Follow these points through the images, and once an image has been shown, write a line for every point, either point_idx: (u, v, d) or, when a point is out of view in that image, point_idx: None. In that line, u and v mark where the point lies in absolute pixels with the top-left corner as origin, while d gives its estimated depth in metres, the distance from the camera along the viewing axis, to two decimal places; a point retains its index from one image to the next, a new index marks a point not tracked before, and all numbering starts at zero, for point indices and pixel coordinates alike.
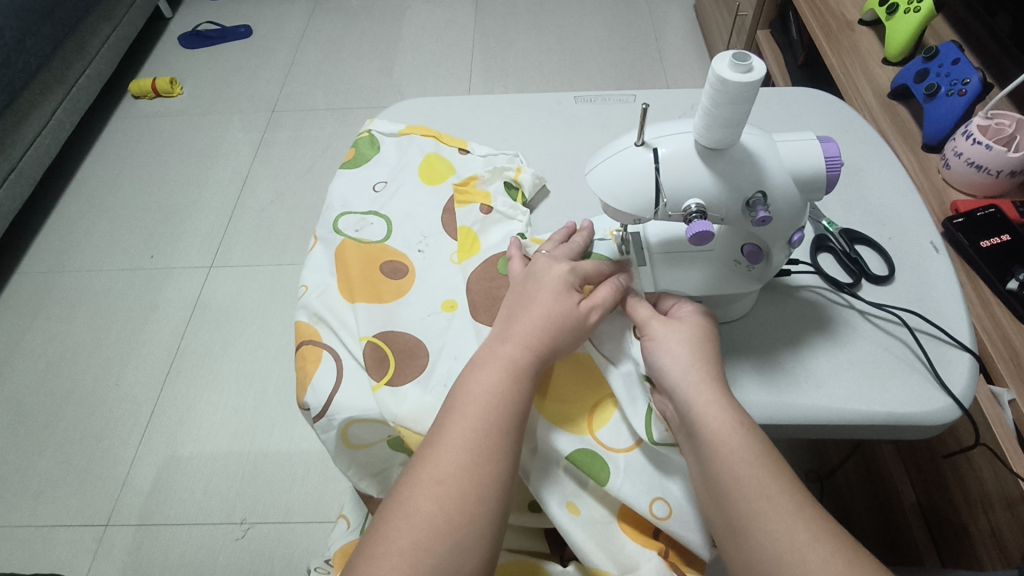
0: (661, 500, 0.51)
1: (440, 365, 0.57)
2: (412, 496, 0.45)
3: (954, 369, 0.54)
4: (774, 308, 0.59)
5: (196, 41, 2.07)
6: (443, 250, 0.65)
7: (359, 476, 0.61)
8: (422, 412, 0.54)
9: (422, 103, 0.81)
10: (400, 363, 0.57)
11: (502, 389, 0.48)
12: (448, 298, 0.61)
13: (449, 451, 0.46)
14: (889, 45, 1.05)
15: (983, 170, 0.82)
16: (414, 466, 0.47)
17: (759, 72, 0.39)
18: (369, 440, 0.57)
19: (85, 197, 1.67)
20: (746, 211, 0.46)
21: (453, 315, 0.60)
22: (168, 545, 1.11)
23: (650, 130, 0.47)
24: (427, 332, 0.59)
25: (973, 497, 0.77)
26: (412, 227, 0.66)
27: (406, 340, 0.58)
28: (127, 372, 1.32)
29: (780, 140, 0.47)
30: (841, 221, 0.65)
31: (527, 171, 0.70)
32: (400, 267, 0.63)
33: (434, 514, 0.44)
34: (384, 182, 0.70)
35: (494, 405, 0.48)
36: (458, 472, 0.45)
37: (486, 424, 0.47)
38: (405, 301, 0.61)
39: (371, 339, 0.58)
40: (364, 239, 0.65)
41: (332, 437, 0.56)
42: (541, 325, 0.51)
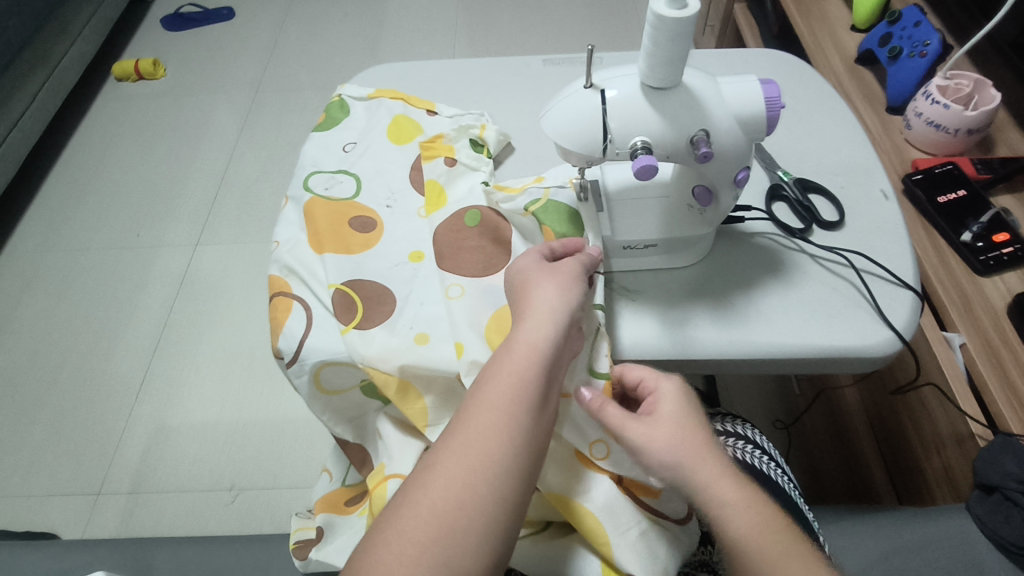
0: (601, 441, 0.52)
1: (407, 311, 0.59)
2: (437, 468, 0.44)
3: (897, 306, 0.56)
4: (728, 254, 0.61)
5: (179, 22, 2.06)
6: (410, 205, 0.67)
7: (335, 423, 0.64)
8: (388, 352, 0.56)
9: (393, 67, 0.83)
10: (367, 309, 0.59)
11: (529, 360, 0.48)
12: (415, 249, 0.63)
13: (479, 419, 0.46)
14: (856, 11, 1.07)
15: (942, 129, 0.85)
16: (441, 439, 0.46)
17: (693, 9, 0.41)
18: (342, 385, 0.60)
19: (70, 177, 1.67)
20: (690, 149, 0.48)
21: (419, 265, 0.62)
22: (159, 512, 1.14)
23: (600, 75, 0.49)
24: (394, 281, 0.61)
25: (925, 436, 0.79)
26: (380, 184, 0.68)
27: (374, 287, 0.60)
28: (116, 346, 1.34)
29: (723, 82, 0.49)
30: (798, 171, 0.67)
31: (491, 128, 0.72)
32: (369, 222, 0.65)
33: (463, 481, 0.44)
34: (354, 143, 0.72)
35: (521, 367, 0.48)
36: (489, 443, 0.45)
37: (518, 383, 0.47)
38: (373, 253, 0.63)
39: (339, 287, 0.60)
40: (333, 197, 0.67)
41: (304, 381, 0.59)
42: (558, 298, 0.51)
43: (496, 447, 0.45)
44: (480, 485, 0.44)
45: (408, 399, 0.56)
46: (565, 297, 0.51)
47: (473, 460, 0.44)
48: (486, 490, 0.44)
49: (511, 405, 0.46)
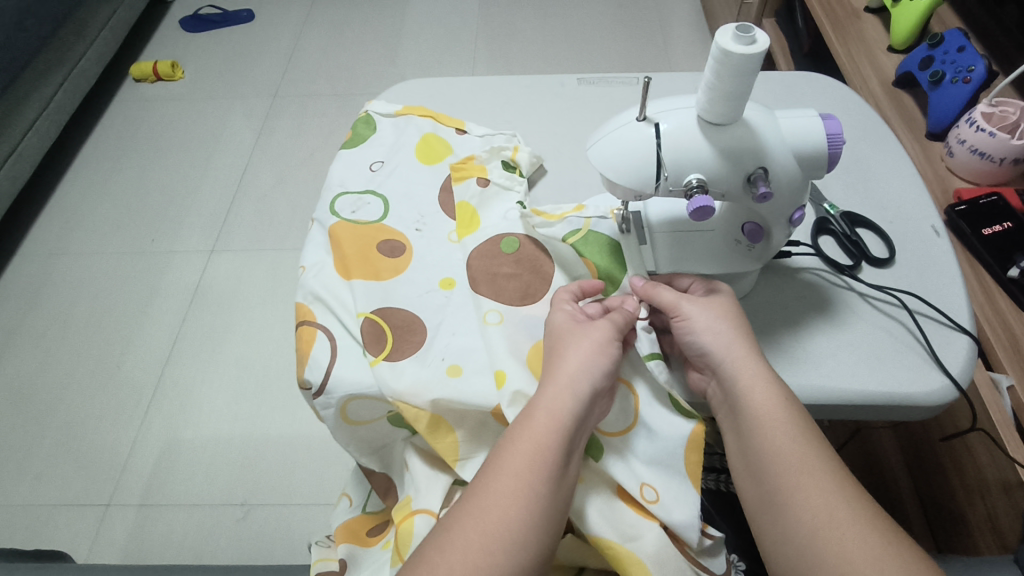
0: (648, 485, 0.50)
1: (438, 341, 0.57)
2: (444, 555, 0.43)
3: (953, 350, 0.54)
4: (773, 290, 0.59)
5: (198, 25, 2.06)
6: (441, 229, 0.65)
7: (361, 453, 0.62)
8: (420, 386, 0.53)
9: (423, 84, 0.81)
10: (396, 339, 0.57)
11: (549, 441, 0.46)
12: (446, 276, 0.61)
13: (492, 503, 0.44)
14: (894, 32, 1.04)
15: (986, 157, 0.82)
16: (452, 517, 0.45)
17: (763, 46, 0.39)
18: (368, 416, 0.58)
19: (86, 180, 1.66)
20: (747, 187, 0.47)
21: (451, 293, 0.60)
22: (169, 526, 1.12)
23: (651, 106, 0.47)
24: (424, 309, 0.59)
25: (971, 484, 0.78)
26: (409, 206, 0.66)
27: (404, 316, 0.58)
28: (129, 354, 1.32)
29: (781, 116, 0.47)
30: (843, 204, 0.64)
31: (524, 150, 0.70)
32: (397, 246, 0.63)
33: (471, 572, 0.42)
34: (381, 162, 0.70)
35: (540, 448, 0.46)
36: (501, 530, 0.44)
37: (537, 461, 0.45)
38: (402, 278, 0.61)
39: (368, 315, 0.58)
40: (361, 220, 0.65)
41: (332, 413, 0.57)
42: (583, 369, 0.49)
43: (509, 535, 0.44)
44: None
45: (439, 433, 0.54)
46: (592, 369, 0.49)
47: (484, 548, 0.43)
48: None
49: (526, 490, 0.45)
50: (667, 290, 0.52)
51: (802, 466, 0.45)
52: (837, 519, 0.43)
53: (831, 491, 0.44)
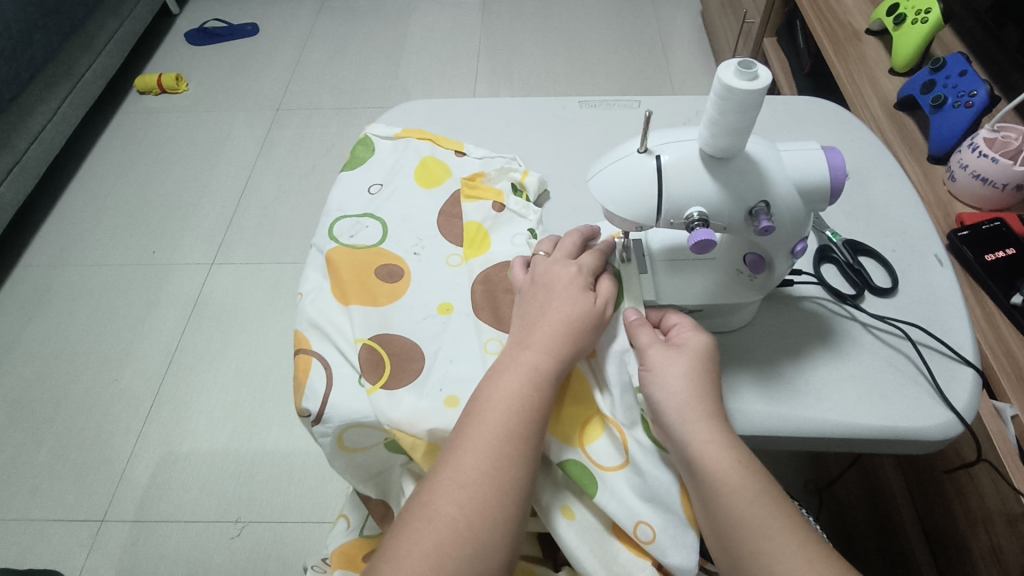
0: (644, 523, 0.49)
1: (435, 369, 0.56)
2: (431, 507, 0.45)
3: (958, 383, 0.53)
4: (775, 318, 0.58)
5: (203, 38, 2.07)
6: (440, 253, 0.65)
7: (357, 479, 0.62)
8: (416, 416, 0.53)
9: (423, 105, 0.81)
10: (394, 366, 0.56)
11: (523, 394, 0.48)
12: (444, 301, 0.61)
13: (471, 453, 0.46)
14: (896, 55, 1.05)
15: (989, 183, 0.82)
16: (434, 475, 0.47)
17: (767, 82, 0.38)
18: (364, 443, 0.57)
19: (88, 191, 1.67)
20: (749, 220, 0.46)
21: (448, 318, 0.60)
22: (163, 542, 1.11)
23: (653, 137, 0.47)
24: (422, 336, 0.58)
25: (974, 514, 0.76)
26: (407, 229, 0.66)
27: (402, 342, 0.58)
28: (127, 367, 1.32)
29: (784, 149, 0.47)
30: (845, 231, 0.64)
31: (532, 174, 0.70)
32: (396, 271, 0.63)
33: (454, 519, 0.45)
34: (379, 185, 0.70)
35: (515, 402, 0.48)
36: (482, 477, 0.46)
37: (495, 462, 0.46)
38: (400, 304, 0.61)
39: (366, 342, 0.58)
40: (359, 244, 0.65)
41: (329, 441, 0.56)
42: (559, 329, 0.51)
43: (490, 479, 0.46)
44: (475, 523, 0.45)
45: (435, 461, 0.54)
46: (567, 328, 0.51)
47: (466, 494, 0.45)
48: (478, 527, 0.45)
49: (504, 439, 0.47)
50: (646, 331, 0.52)
51: (765, 528, 0.44)
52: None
53: (793, 552, 0.43)
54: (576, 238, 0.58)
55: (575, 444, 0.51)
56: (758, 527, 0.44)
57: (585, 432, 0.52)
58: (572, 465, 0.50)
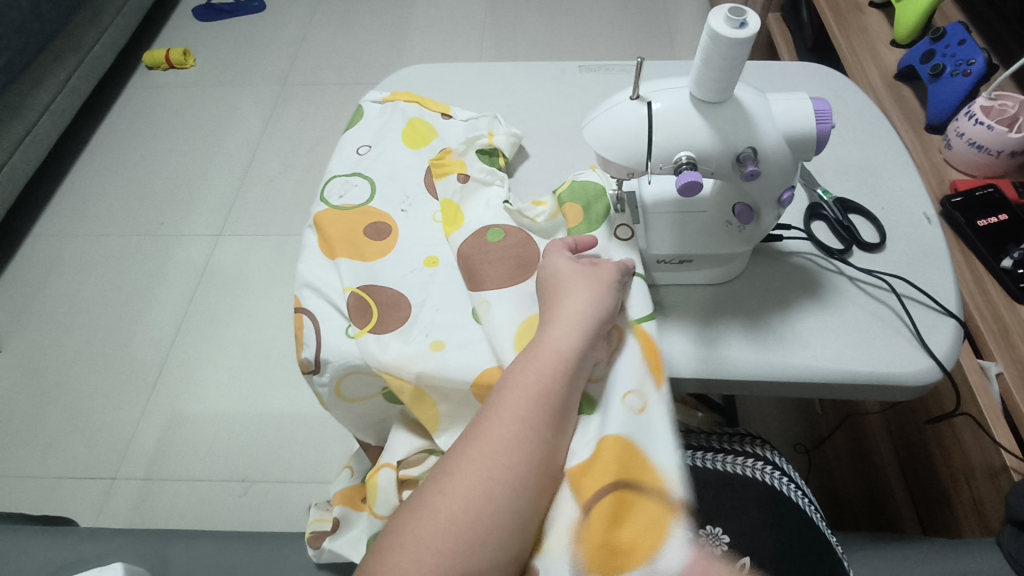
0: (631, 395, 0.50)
1: (422, 317, 0.59)
2: (457, 475, 0.46)
3: (939, 333, 0.55)
4: (764, 273, 0.60)
5: (209, 14, 2.07)
6: (425, 210, 0.66)
7: (358, 428, 0.65)
8: (405, 359, 0.55)
9: (417, 72, 0.82)
10: (381, 314, 0.58)
11: (551, 364, 0.49)
12: (430, 255, 0.63)
13: (502, 422, 0.47)
14: (897, 27, 1.05)
15: (984, 150, 0.82)
16: (468, 438, 0.48)
17: (752, 29, 0.40)
18: (362, 394, 0.60)
19: (97, 163, 1.69)
20: (736, 166, 0.48)
21: (434, 271, 0.62)
22: (172, 499, 1.14)
23: (646, 86, 0.48)
24: (409, 287, 0.60)
25: (957, 468, 0.78)
26: (395, 188, 0.68)
27: (389, 293, 0.60)
28: (136, 333, 1.35)
29: (773, 99, 0.48)
30: (837, 190, 0.65)
31: (500, 134, 0.71)
32: (384, 228, 0.64)
33: (478, 486, 0.45)
34: (368, 146, 0.71)
35: (548, 373, 0.49)
36: (512, 436, 0.47)
37: (525, 421, 0.47)
38: (388, 259, 0.62)
39: (355, 290, 0.60)
40: (347, 204, 0.66)
41: (326, 390, 0.59)
42: (585, 294, 0.52)
43: (518, 449, 0.46)
44: (495, 493, 0.45)
45: (422, 404, 0.56)
46: (589, 302, 0.52)
47: (511, 438, 0.47)
48: (500, 497, 0.45)
49: (549, 385, 0.48)
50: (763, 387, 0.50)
51: None
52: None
53: None
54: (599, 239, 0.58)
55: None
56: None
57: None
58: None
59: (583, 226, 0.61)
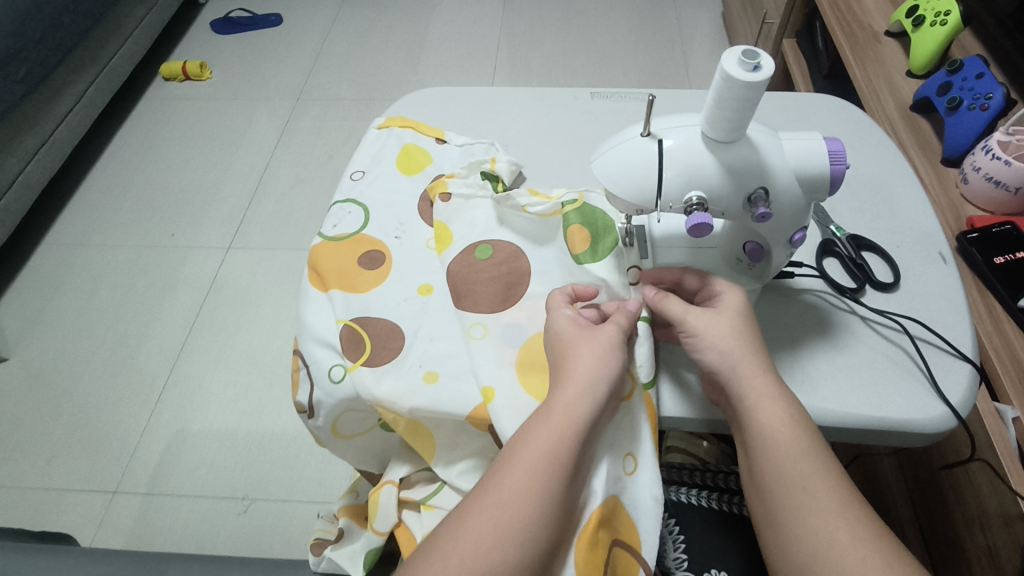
0: (630, 456, 0.52)
1: (416, 348, 0.57)
2: (469, 524, 0.46)
3: (953, 380, 0.53)
4: (775, 309, 0.58)
5: (227, 27, 2.10)
6: (419, 236, 0.66)
7: (360, 460, 0.65)
8: (398, 394, 0.54)
9: (416, 98, 0.82)
10: (374, 346, 0.58)
11: (566, 417, 0.48)
12: (424, 282, 0.62)
13: (513, 475, 0.47)
14: (914, 57, 1.04)
15: (1002, 186, 0.81)
16: (477, 492, 0.47)
17: (766, 71, 0.40)
18: (359, 428, 0.61)
19: (112, 174, 1.70)
20: (747, 207, 0.47)
21: (428, 299, 0.61)
22: (173, 515, 1.13)
23: (657, 122, 0.48)
24: (403, 316, 0.60)
25: (971, 515, 0.76)
26: (389, 215, 0.67)
27: (383, 325, 0.59)
28: (144, 345, 1.35)
29: (786, 137, 0.48)
30: (850, 227, 0.64)
31: (502, 161, 0.70)
32: (378, 256, 0.64)
33: (488, 540, 0.45)
34: (362, 172, 0.71)
35: (562, 425, 0.48)
36: (521, 493, 0.46)
37: (532, 477, 0.46)
38: (381, 289, 0.61)
39: (348, 323, 0.59)
40: (341, 233, 0.66)
41: (323, 428, 0.60)
42: (596, 344, 0.51)
43: (532, 499, 0.46)
44: (504, 547, 0.45)
45: (419, 435, 0.56)
46: (602, 353, 0.51)
47: (519, 493, 0.46)
48: (509, 551, 0.45)
49: (559, 443, 0.47)
50: (676, 300, 0.52)
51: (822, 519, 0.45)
52: (840, 541, 0.43)
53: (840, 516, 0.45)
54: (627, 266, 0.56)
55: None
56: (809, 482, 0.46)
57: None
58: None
59: (588, 255, 0.59)
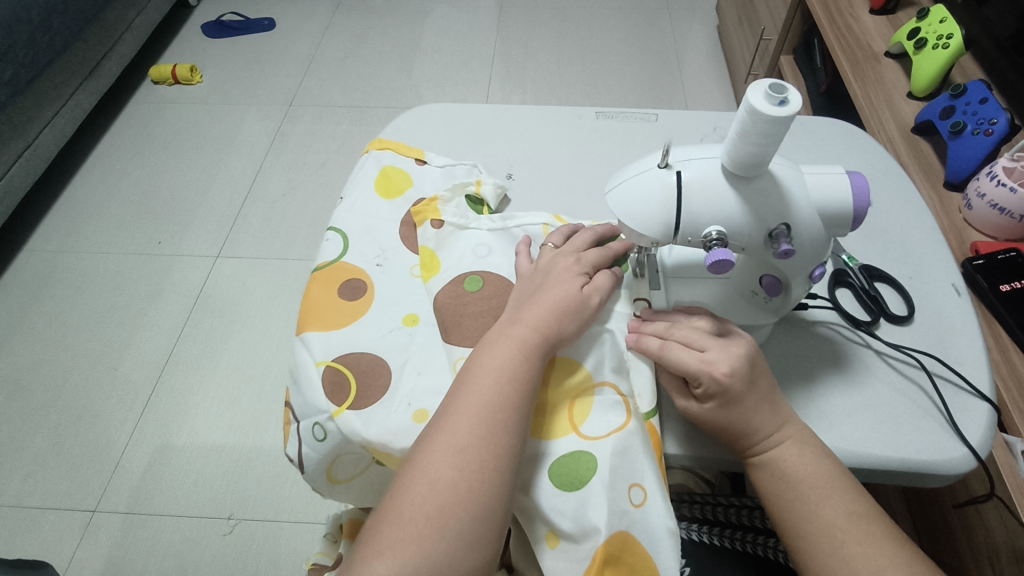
0: (637, 487, 0.49)
1: (403, 384, 0.55)
2: (430, 472, 0.46)
3: (971, 418, 0.52)
4: (789, 342, 0.57)
5: (219, 31, 2.07)
6: (402, 263, 0.63)
7: (363, 499, 0.63)
8: (389, 434, 0.52)
9: (399, 119, 0.80)
10: (360, 385, 0.54)
11: (514, 367, 0.49)
12: (409, 312, 0.59)
13: (467, 422, 0.47)
14: (915, 79, 1.04)
15: (1006, 213, 0.81)
16: (428, 439, 0.48)
17: (794, 107, 0.38)
18: (354, 470, 0.59)
19: (96, 179, 1.66)
20: (768, 242, 0.45)
21: (414, 329, 0.58)
22: (155, 535, 1.10)
23: (675, 152, 0.46)
24: (388, 350, 0.57)
25: (980, 549, 0.78)
26: (369, 241, 0.65)
27: (367, 360, 0.56)
28: (127, 356, 1.31)
29: (808, 171, 0.46)
30: (862, 256, 0.63)
31: (488, 183, 0.69)
32: (359, 286, 0.61)
33: (449, 482, 0.46)
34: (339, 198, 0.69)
35: (509, 374, 0.49)
36: (478, 440, 0.47)
37: (484, 422, 0.47)
38: (364, 321, 0.59)
39: (329, 363, 0.56)
40: (321, 262, 0.63)
41: (317, 477, 0.58)
42: (550, 309, 0.53)
43: (490, 445, 0.47)
44: (467, 496, 0.45)
45: None
46: (554, 315, 0.52)
47: (475, 438, 0.47)
48: (472, 498, 0.45)
49: (508, 390, 0.49)
50: (666, 376, 0.52)
51: (856, 540, 0.46)
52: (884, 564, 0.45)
53: (876, 543, 0.46)
54: (586, 234, 0.61)
55: (568, 433, 0.51)
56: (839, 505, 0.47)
57: (575, 414, 0.52)
58: (567, 465, 0.49)
59: None
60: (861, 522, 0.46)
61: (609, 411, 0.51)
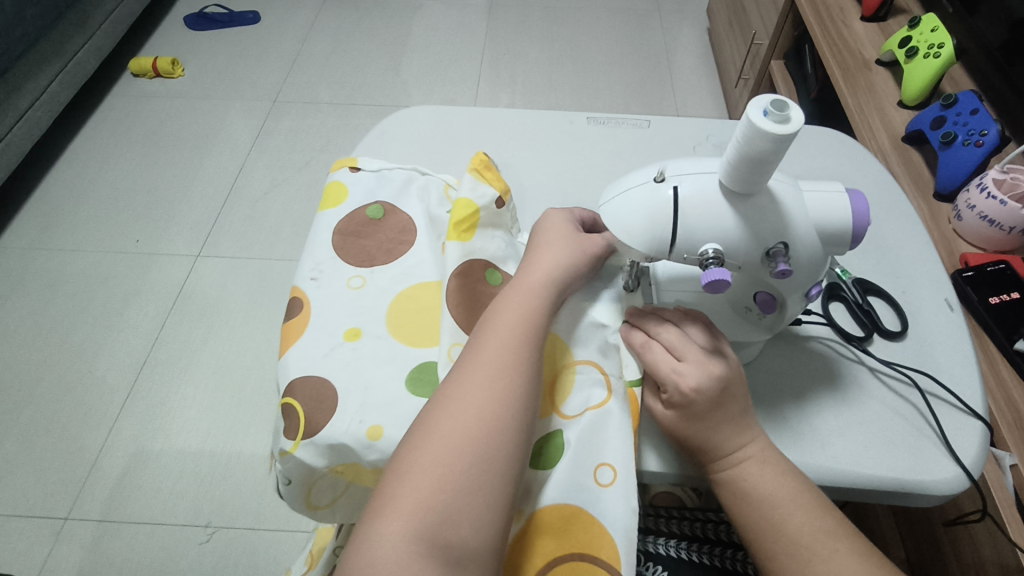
0: (605, 466, 0.48)
1: (352, 401, 0.52)
2: (457, 404, 0.46)
3: (965, 438, 0.51)
4: (782, 359, 0.56)
5: (202, 23, 2.03)
6: (340, 277, 0.61)
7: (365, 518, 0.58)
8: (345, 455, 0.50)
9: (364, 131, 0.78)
10: (308, 412, 0.52)
11: (532, 309, 0.51)
12: (350, 326, 0.57)
13: (492, 357, 0.48)
14: (906, 88, 1.04)
15: (995, 224, 0.80)
16: (455, 374, 0.48)
17: (795, 123, 0.37)
18: (332, 494, 0.54)
19: (72, 174, 1.62)
20: (765, 261, 0.44)
21: (357, 344, 0.56)
22: (129, 544, 1.07)
23: (670, 166, 0.45)
24: (332, 369, 0.54)
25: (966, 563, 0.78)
26: (307, 256, 0.63)
27: (312, 384, 0.53)
28: (102, 358, 1.28)
29: (807, 189, 0.45)
30: (855, 270, 0.63)
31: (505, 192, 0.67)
32: (296, 304, 0.59)
33: (471, 422, 0.45)
34: None
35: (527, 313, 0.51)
36: (505, 371, 0.47)
37: (511, 356, 0.48)
38: (303, 341, 0.56)
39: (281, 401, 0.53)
40: None
41: (297, 506, 0.55)
42: (557, 258, 0.55)
43: (513, 378, 0.47)
44: (496, 422, 0.45)
45: None
46: (561, 261, 0.55)
47: (503, 369, 0.47)
48: (502, 424, 0.45)
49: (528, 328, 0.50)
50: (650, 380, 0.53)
51: (819, 550, 0.45)
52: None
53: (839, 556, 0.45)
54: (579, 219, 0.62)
55: (550, 411, 0.51)
56: (804, 516, 0.46)
57: (557, 391, 0.52)
58: (545, 440, 0.50)
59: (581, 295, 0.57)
60: (826, 539, 0.45)
61: (591, 388, 0.52)
